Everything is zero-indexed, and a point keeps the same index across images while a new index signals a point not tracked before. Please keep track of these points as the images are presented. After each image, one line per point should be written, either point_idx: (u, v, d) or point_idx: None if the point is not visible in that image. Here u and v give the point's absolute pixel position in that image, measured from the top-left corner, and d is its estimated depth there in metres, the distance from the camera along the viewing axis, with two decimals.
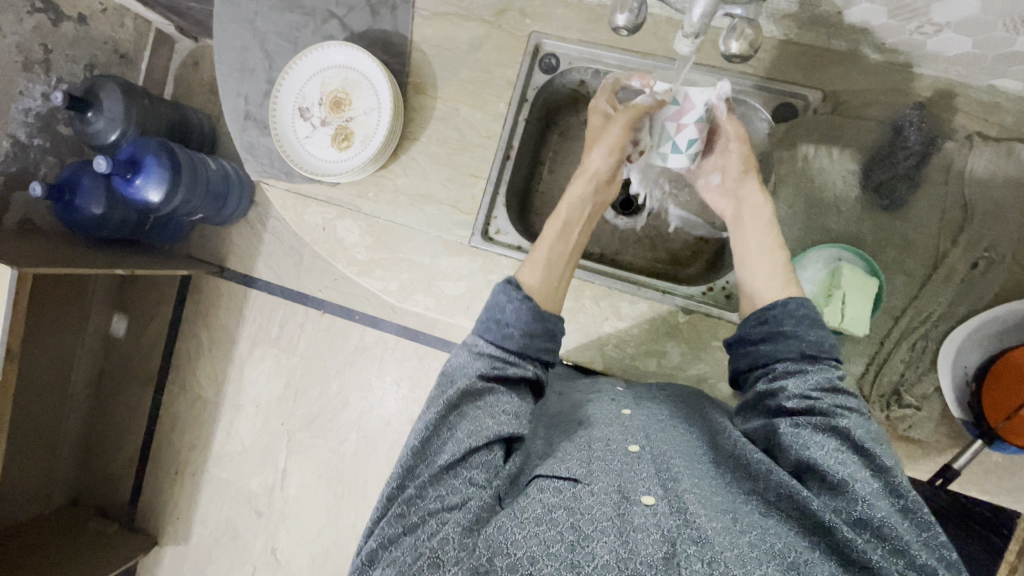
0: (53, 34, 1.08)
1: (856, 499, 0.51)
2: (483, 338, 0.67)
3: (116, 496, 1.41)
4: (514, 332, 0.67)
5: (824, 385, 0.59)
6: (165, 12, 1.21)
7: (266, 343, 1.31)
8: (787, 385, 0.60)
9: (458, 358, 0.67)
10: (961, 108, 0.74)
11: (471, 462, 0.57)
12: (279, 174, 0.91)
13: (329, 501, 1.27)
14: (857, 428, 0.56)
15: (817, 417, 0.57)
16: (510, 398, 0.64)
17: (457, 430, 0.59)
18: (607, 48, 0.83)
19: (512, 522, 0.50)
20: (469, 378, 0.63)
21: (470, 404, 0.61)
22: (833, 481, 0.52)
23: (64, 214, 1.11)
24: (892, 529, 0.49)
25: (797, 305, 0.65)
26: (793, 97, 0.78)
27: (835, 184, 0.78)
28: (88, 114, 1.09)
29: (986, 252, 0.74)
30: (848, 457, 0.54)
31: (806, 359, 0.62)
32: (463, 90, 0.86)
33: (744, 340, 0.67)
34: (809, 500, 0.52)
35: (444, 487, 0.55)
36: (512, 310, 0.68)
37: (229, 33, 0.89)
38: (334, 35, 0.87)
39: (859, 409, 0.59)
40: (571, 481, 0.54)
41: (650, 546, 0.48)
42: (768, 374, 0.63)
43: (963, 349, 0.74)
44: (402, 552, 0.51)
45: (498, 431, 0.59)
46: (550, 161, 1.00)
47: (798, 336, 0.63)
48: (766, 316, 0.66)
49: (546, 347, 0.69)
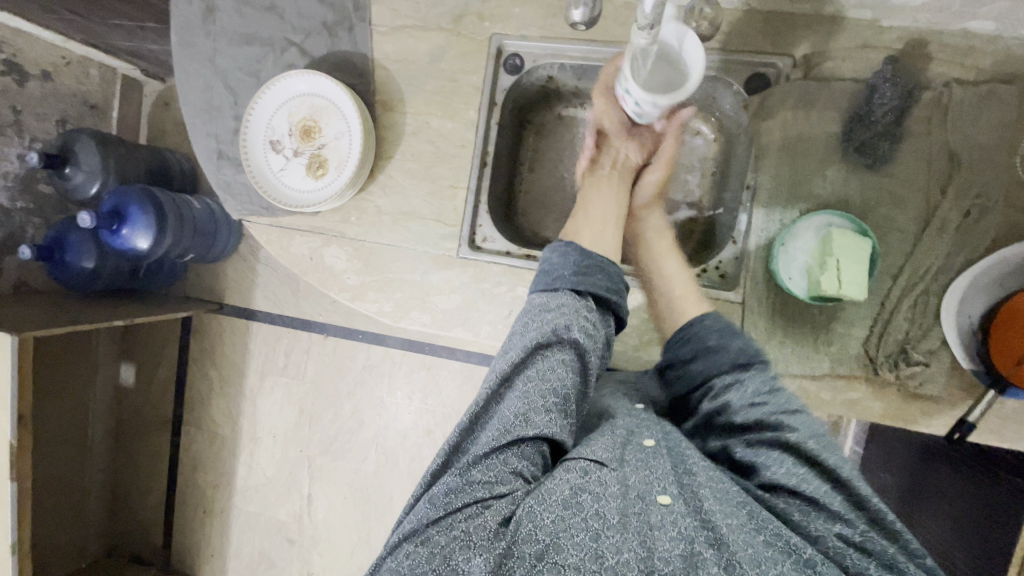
0: (21, 94, 1.08)
1: (834, 517, 0.53)
2: (539, 290, 0.66)
3: (148, 541, 1.42)
4: (564, 274, 0.66)
5: (761, 392, 0.61)
6: (129, 57, 1.20)
7: (275, 374, 1.31)
8: (732, 401, 0.61)
9: (519, 318, 0.65)
10: (934, 57, 0.73)
11: (518, 450, 0.55)
12: (259, 210, 0.90)
13: (359, 521, 1.28)
14: (808, 439, 0.57)
15: (766, 434, 0.58)
16: (565, 368, 0.60)
17: (505, 407, 0.57)
18: (569, 41, 0.82)
19: (540, 506, 0.50)
20: (525, 338, 0.61)
21: (519, 375, 0.60)
22: (806, 496, 0.54)
23: (57, 272, 1.11)
24: (874, 543, 0.51)
25: (714, 321, 0.67)
26: (764, 66, 0.77)
27: (819, 150, 0.77)
28: (66, 170, 1.09)
29: (977, 198, 0.73)
30: (808, 472, 0.55)
31: (738, 371, 0.63)
32: (431, 101, 0.85)
33: (675, 361, 0.68)
34: (789, 514, 0.54)
35: (490, 471, 0.54)
36: (560, 256, 0.68)
37: (190, 74, 0.88)
38: (294, 63, 0.86)
39: (803, 413, 0.60)
40: (597, 463, 0.54)
41: (668, 543, 0.49)
42: (710, 392, 0.64)
43: (966, 297, 0.73)
44: (436, 533, 0.50)
45: (548, 428, 0.55)
46: (529, 161, 0.98)
47: (724, 348, 0.64)
48: (688, 336, 0.67)
49: (606, 286, 0.67)
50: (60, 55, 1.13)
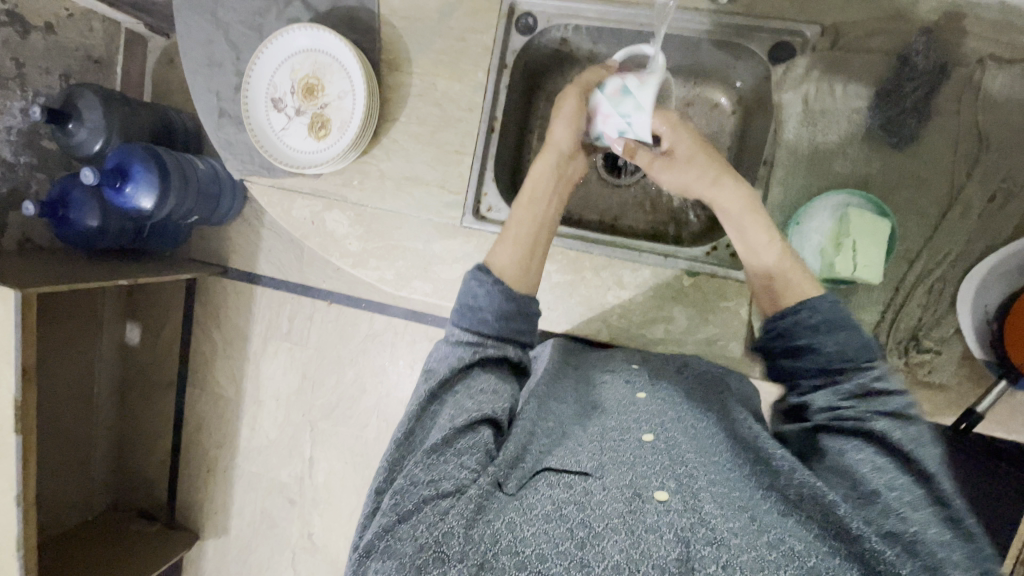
0: (22, 46, 1.05)
1: (888, 511, 0.49)
2: (459, 325, 0.65)
3: (153, 497, 1.45)
4: (488, 316, 0.64)
5: (856, 391, 0.56)
6: (132, 10, 1.17)
7: (278, 338, 1.31)
8: (814, 401, 0.57)
9: (438, 350, 0.65)
10: (971, 30, 0.68)
11: (458, 448, 0.55)
12: (261, 170, 0.88)
13: (359, 485, 1.30)
14: (896, 432, 0.52)
15: (849, 423, 0.55)
16: (489, 376, 0.63)
17: (439, 417, 0.59)
18: (585, 2, 0.79)
19: (519, 518, 0.50)
20: (455, 356, 0.63)
21: (447, 391, 0.61)
22: (865, 490, 0.51)
23: (60, 230, 1.10)
24: (927, 546, 0.46)
25: (810, 312, 0.59)
26: (790, 34, 0.73)
27: (840, 126, 0.73)
28: (69, 126, 1.07)
29: (1003, 182, 0.70)
30: (888, 463, 0.52)
31: (833, 370, 0.57)
32: (438, 62, 0.82)
33: (770, 353, 0.63)
34: (834, 503, 0.50)
35: (435, 470, 0.54)
36: (483, 292, 0.65)
37: (190, 26, 0.85)
38: (298, 18, 0.83)
39: (904, 408, 0.54)
40: (582, 476, 0.54)
41: (662, 548, 0.48)
42: (797, 389, 0.61)
43: (983, 287, 0.70)
44: (400, 542, 0.50)
45: (481, 409, 0.58)
46: (539, 129, 0.95)
47: (819, 350, 0.58)
48: (781, 329, 0.61)
49: (524, 329, 0.67)
50: (61, 6, 1.10)
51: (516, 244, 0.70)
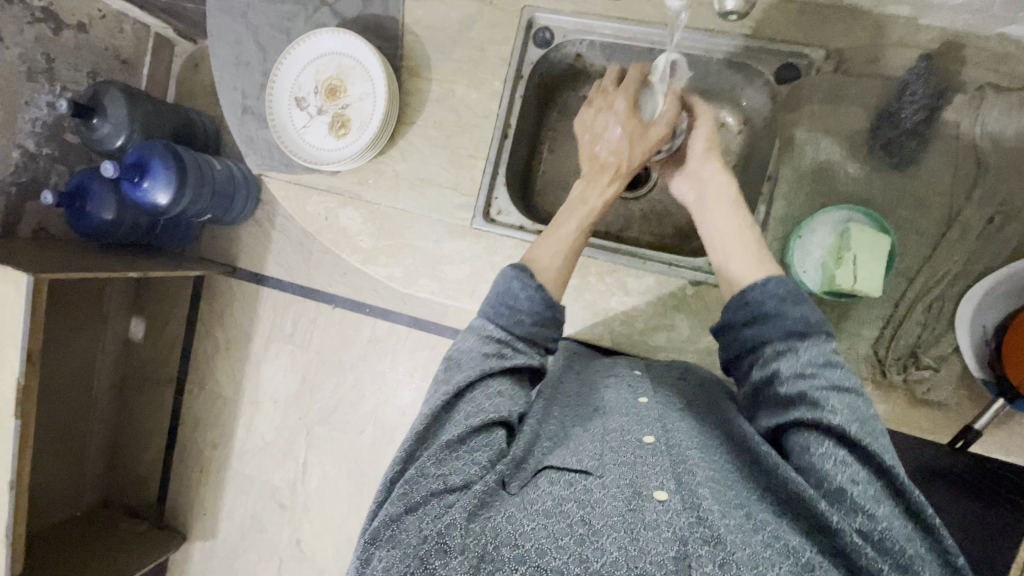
0: (54, 42, 1.09)
1: (857, 510, 0.49)
2: (494, 322, 0.66)
3: (143, 496, 1.44)
4: (525, 318, 0.66)
5: (816, 360, 0.56)
6: (163, 14, 1.21)
7: (281, 340, 1.32)
8: (780, 368, 0.57)
9: (466, 342, 0.66)
10: (970, 60, 0.71)
11: (471, 445, 0.56)
12: (279, 165, 0.91)
13: (351, 493, 1.29)
14: (852, 423, 0.52)
15: (808, 412, 0.54)
16: (504, 381, 0.62)
17: (457, 414, 0.59)
18: (602, 18, 0.83)
19: (521, 513, 0.51)
20: (480, 351, 0.63)
21: (467, 392, 0.61)
22: (833, 488, 0.51)
23: (76, 222, 1.12)
24: (894, 541, 0.48)
25: (777, 283, 0.61)
26: (796, 57, 0.78)
27: (843, 146, 0.75)
28: (93, 121, 1.10)
29: (1001, 206, 0.71)
30: (848, 456, 0.51)
31: (795, 337, 0.58)
32: (457, 71, 0.85)
33: (728, 326, 0.63)
34: (815, 500, 0.50)
35: (445, 465, 0.54)
36: (526, 297, 0.66)
37: (221, 26, 0.88)
38: (325, 23, 0.87)
39: (854, 387, 0.55)
40: (582, 474, 0.55)
41: (660, 545, 0.48)
42: (759, 359, 0.60)
43: (981, 307, 0.72)
44: (405, 531, 0.50)
45: (496, 411, 0.58)
46: (550, 140, 0.99)
47: (782, 315, 0.59)
48: (746, 299, 0.62)
49: (552, 334, 0.68)
50: (96, 7, 1.14)
51: (557, 246, 0.72)
